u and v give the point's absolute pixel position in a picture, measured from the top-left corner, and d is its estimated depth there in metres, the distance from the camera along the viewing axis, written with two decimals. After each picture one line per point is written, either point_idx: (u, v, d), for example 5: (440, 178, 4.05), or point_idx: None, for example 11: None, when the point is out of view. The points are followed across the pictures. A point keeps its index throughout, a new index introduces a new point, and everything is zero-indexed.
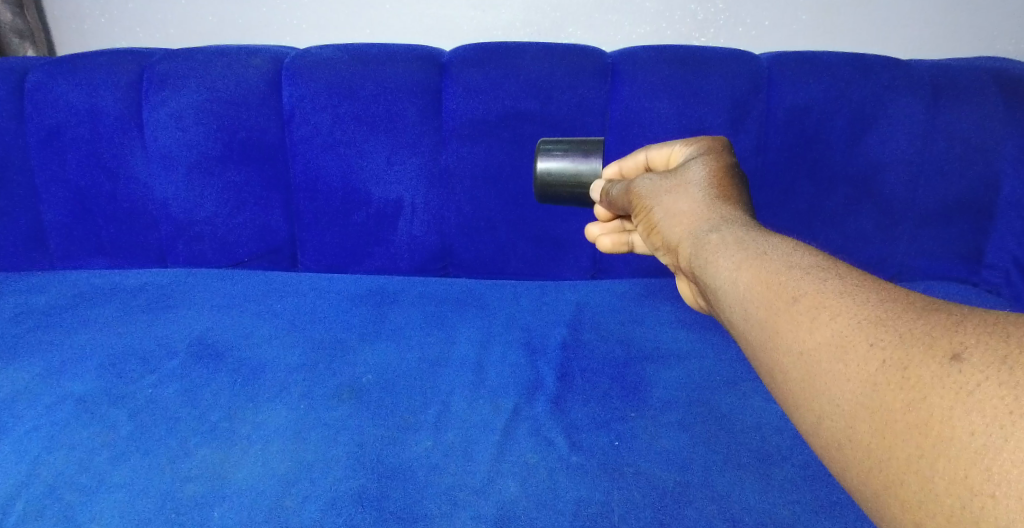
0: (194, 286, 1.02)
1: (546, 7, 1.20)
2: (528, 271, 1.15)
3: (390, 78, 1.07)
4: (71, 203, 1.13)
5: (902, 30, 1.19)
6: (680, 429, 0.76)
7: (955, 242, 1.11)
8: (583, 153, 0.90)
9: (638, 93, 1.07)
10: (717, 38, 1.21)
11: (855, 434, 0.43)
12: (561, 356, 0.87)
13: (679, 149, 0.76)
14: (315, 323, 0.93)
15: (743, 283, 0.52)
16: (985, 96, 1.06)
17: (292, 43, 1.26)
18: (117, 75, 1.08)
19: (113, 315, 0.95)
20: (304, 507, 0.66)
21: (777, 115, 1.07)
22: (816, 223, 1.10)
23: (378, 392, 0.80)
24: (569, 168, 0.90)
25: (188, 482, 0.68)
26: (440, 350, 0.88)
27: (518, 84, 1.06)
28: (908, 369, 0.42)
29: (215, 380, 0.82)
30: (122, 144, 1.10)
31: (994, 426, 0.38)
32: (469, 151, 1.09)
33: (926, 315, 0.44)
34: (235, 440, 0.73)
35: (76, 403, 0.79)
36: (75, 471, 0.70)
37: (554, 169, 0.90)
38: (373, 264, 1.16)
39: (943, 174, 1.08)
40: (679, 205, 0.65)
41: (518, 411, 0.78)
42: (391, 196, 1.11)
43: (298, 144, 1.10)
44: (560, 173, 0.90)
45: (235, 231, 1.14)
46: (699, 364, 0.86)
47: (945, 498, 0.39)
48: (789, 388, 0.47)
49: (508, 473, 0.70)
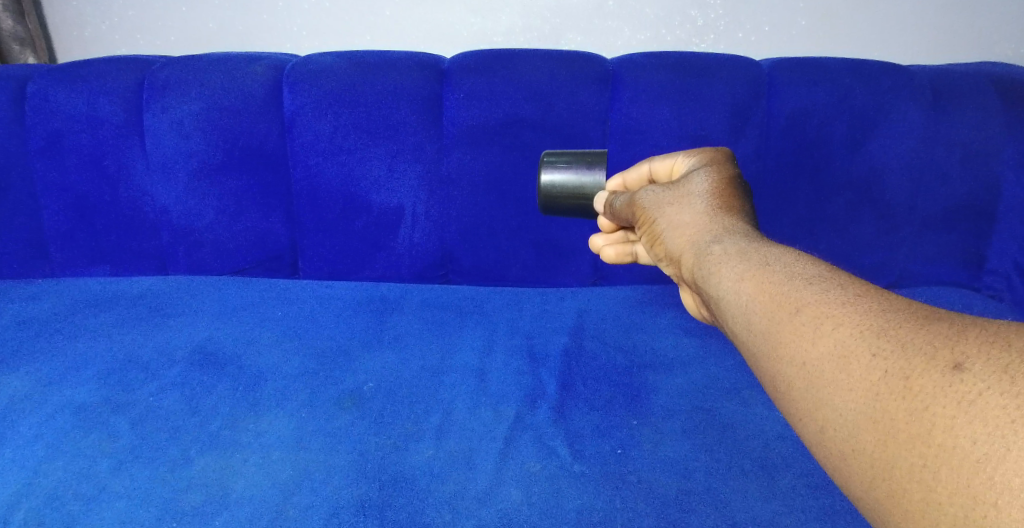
0: (195, 294, 1.02)
1: (546, 14, 1.20)
2: (530, 278, 1.15)
3: (390, 84, 1.07)
4: (71, 211, 1.13)
5: (903, 34, 1.19)
6: (682, 437, 0.75)
7: (956, 248, 1.11)
8: (587, 165, 0.90)
9: (638, 100, 1.07)
10: (717, 43, 1.21)
11: (859, 444, 0.43)
12: (562, 364, 0.87)
13: (681, 160, 0.76)
14: (316, 331, 0.93)
15: (746, 293, 0.52)
16: (985, 100, 1.06)
17: (292, 50, 1.26)
18: (118, 83, 1.09)
19: (113, 324, 0.95)
20: (306, 515, 0.66)
21: (778, 122, 1.07)
22: (817, 230, 1.10)
23: (380, 401, 0.80)
24: (573, 180, 0.90)
25: (189, 491, 0.68)
26: (441, 358, 0.88)
27: (518, 90, 1.06)
28: (910, 379, 0.42)
29: (216, 389, 0.82)
30: (122, 152, 1.10)
31: (996, 435, 0.38)
32: (470, 159, 1.09)
33: (928, 325, 0.43)
34: (236, 449, 0.73)
35: (76, 412, 0.78)
36: (75, 480, 0.70)
37: (558, 181, 0.90)
38: (373, 271, 1.15)
39: (944, 180, 1.08)
40: (681, 216, 0.65)
41: (520, 419, 0.78)
42: (392, 203, 1.11)
43: (298, 151, 1.10)
44: (564, 185, 0.90)
45: (236, 238, 1.14)
46: (700, 372, 0.86)
47: (949, 507, 0.38)
48: (792, 398, 0.47)
49: (510, 482, 0.69)
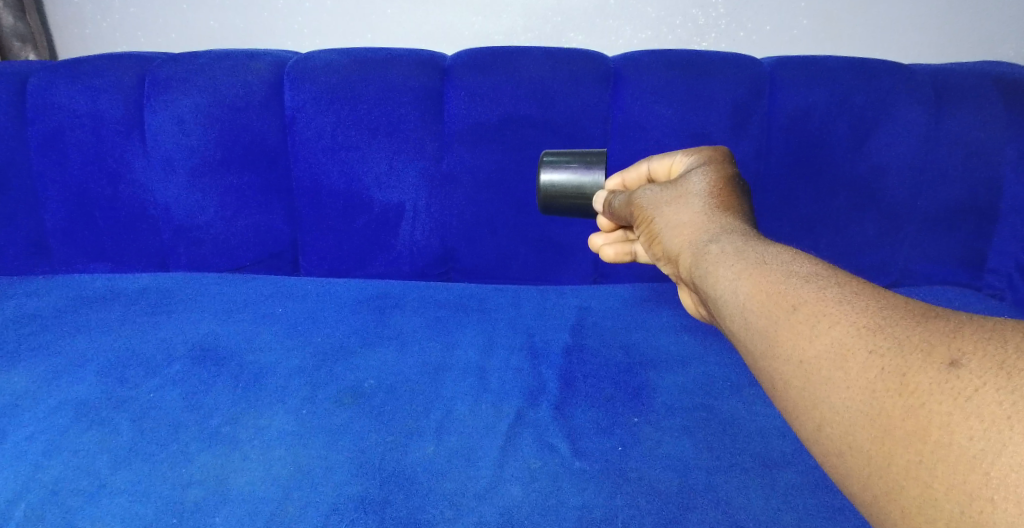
0: (196, 290, 1.02)
1: (547, 12, 1.20)
2: (530, 276, 1.15)
3: (391, 83, 1.07)
4: (72, 207, 1.13)
5: (903, 34, 1.19)
6: (683, 434, 0.76)
7: (957, 247, 1.11)
8: (587, 165, 0.90)
9: (639, 99, 1.07)
10: (718, 42, 1.21)
11: (855, 441, 0.43)
12: (563, 361, 0.87)
13: (680, 160, 0.76)
14: (316, 327, 0.93)
15: (743, 292, 0.52)
16: (985, 100, 1.06)
17: (293, 48, 1.26)
18: (118, 79, 1.09)
19: (113, 320, 0.95)
20: (306, 512, 0.66)
21: (779, 121, 1.07)
22: (818, 228, 1.10)
23: (380, 398, 0.80)
24: (572, 180, 0.90)
25: (191, 486, 0.68)
26: (441, 355, 0.88)
27: (519, 88, 1.06)
28: (906, 376, 0.42)
29: (216, 384, 0.82)
30: (123, 148, 1.10)
31: (992, 431, 0.38)
32: (471, 156, 1.09)
33: (925, 323, 0.44)
34: (237, 445, 0.73)
35: (77, 408, 0.79)
36: (75, 476, 0.70)
37: (558, 182, 0.90)
38: (374, 268, 1.15)
39: (945, 179, 1.08)
40: (680, 216, 0.65)
41: (521, 416, 0.78)
42: (393, 200, 1.11)
43: (299, 147, 1.10)
44: (564, 185, 0.90)
45: (236, 235, 1.14)
46: (701, 369, 0.86)
47: (945, 503, 0.39)
48: (789, 396, 0.47)
49: (510, 478, 0.70)
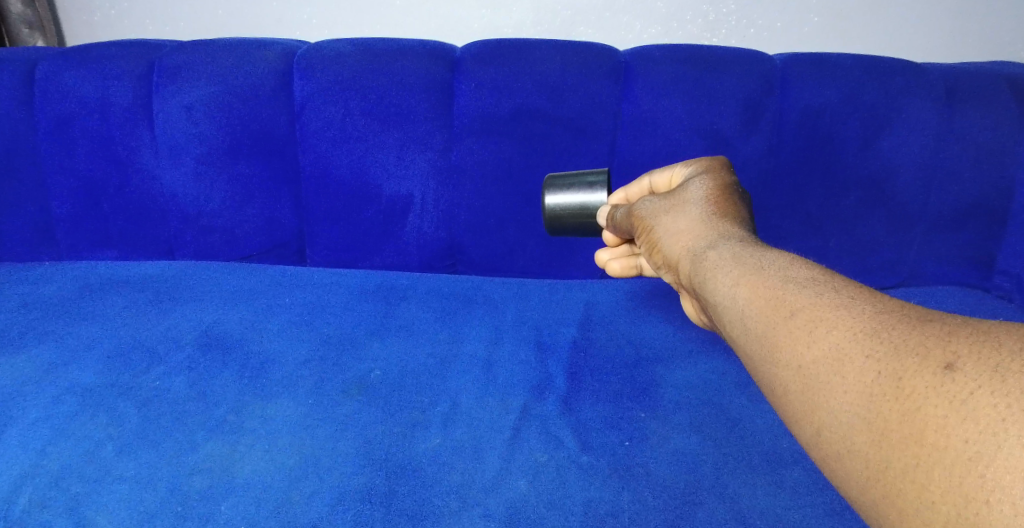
0: (202, 279, 1.03)
1: (558, 6, 1.20)
2: (537, 270, 1.15)
3: (401, 74, 1.07)
4: (80, 194, 1.13)
5: (915, 33, 1.18)
6: (691, 430, 0.76)
7: (966, 247, 1.11)
8: (590, 184, 0.90)
9: (649, 93, 1.06)
10: (728, 39, 1.21)
11: (853, 445, 0.43)
12: (570, 355, 0.87)
13: (680, 171, 0.78)
14: (324, 316, 0.94)
15: (742, 299, 0.52)
16: (997, 100, 1.05)
17: (302, 38, 1.26)
18: (129, 66, 1.09)
19: (120, 307, 0.96)
20: (311, 502, 0.66)
21: (790, 116, 1.06)
22: (827, 226, 1.09)
23: (386, 388, 0.80)
24: (576, 201, 0.90)
25: (195, 475, 0.69)
26: (448, 347, 0.88)
27: (529, 82, 1.06)
28: (902, 380, 0.42)
29: (222, 373, 0.82)
30: (132, 135, 1.11)
31: (986, 434, 0.37)
32: (481, 148, 1.09)
33: (920, 326, 0.44)
34: (242, 434, 0.74)
35: (83, 395, 0.79)
36: (79, 463, 0.70)
37: (562, 203, 0.90)
38: (383, 259, 1.16)
39: (956, 180, 1.08)
40: (678, 224, 0.65)
41: (527, 409, 0.78)
42: (401, 191, 1.11)
43: (309, 137, 1.10)
44: (567, 206, 0.90)
45: (245, 223, 1.14)
46: (709, 365, 0.86)
47: (943, 505, 0.38)
48: (789, 403, 0.47)
49: (518, 472, 0.70)
